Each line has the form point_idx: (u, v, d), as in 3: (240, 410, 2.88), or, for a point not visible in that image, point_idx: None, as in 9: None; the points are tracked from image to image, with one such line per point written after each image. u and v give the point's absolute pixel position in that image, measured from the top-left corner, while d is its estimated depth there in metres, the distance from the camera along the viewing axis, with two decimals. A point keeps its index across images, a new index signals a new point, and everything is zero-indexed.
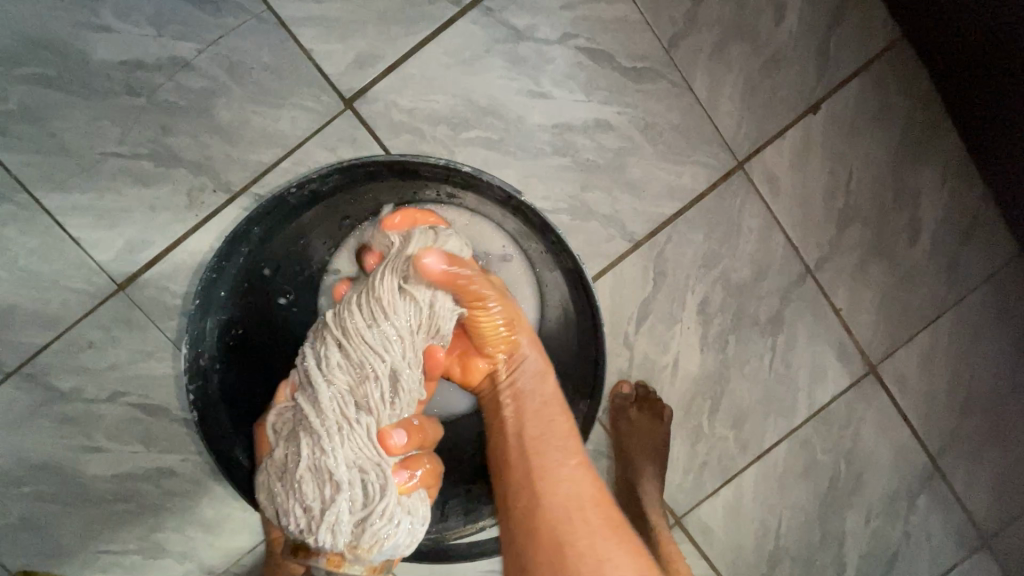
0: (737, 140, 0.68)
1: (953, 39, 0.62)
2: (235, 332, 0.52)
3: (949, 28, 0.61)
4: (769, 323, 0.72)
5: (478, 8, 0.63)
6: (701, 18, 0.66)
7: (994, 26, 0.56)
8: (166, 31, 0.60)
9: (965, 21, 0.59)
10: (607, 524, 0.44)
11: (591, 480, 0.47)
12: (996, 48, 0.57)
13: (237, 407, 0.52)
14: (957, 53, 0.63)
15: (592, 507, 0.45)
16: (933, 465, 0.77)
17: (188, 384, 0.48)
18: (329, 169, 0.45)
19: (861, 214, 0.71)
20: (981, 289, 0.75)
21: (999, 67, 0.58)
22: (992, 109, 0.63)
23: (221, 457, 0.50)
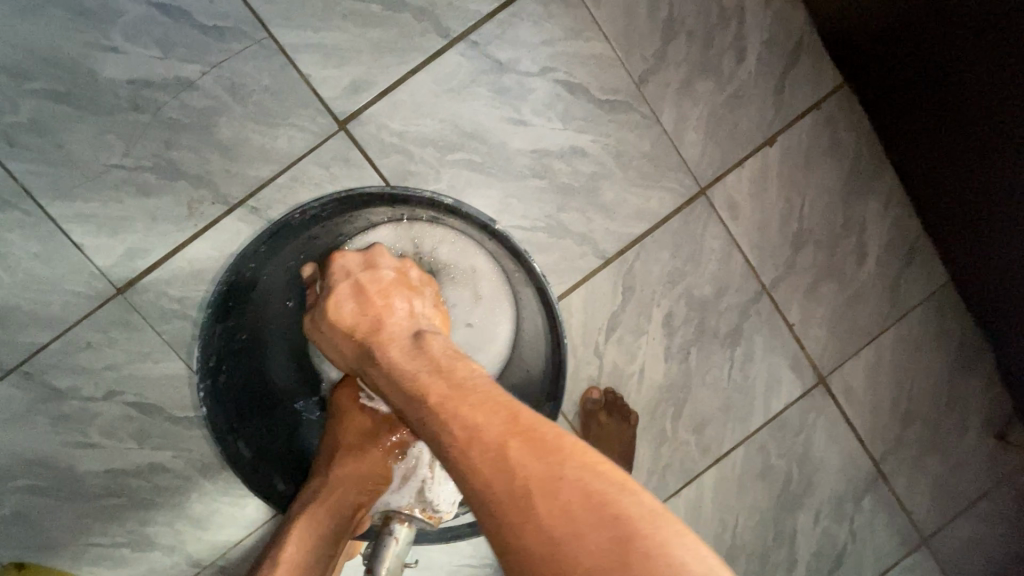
0: (701, 168, 0.74)
1: (903, 78, 0.67)
2: (239, 338, 0.55)
3: (900, 66, 0.67)
4: (728, 335, 0.78)
5: (465, 41, 0.68)
6: (670, 56, 0.72)
7: (950, 60, 0.60)
8: (172, 53, 0.64)
9: (919, 57, 0.63)
10: (550, 486, 0.33)
11: (490, 448, 0.35)
12: (947, 83, 0.62)
13: (239, 404, 0.56)
14: (903, 91, 0.69)
15: (505, 485, 0.34)
16: (877, 469, 0.84)
17: (200, 384, 0.51)
18: (326, 199, 0.50)
19: (813, 239, 0.78)
20: (919, 309, 0.82)
21: (948, 102, 0.63)
22: (933, 144, 0.69)
23: (228, 452, 0.53)
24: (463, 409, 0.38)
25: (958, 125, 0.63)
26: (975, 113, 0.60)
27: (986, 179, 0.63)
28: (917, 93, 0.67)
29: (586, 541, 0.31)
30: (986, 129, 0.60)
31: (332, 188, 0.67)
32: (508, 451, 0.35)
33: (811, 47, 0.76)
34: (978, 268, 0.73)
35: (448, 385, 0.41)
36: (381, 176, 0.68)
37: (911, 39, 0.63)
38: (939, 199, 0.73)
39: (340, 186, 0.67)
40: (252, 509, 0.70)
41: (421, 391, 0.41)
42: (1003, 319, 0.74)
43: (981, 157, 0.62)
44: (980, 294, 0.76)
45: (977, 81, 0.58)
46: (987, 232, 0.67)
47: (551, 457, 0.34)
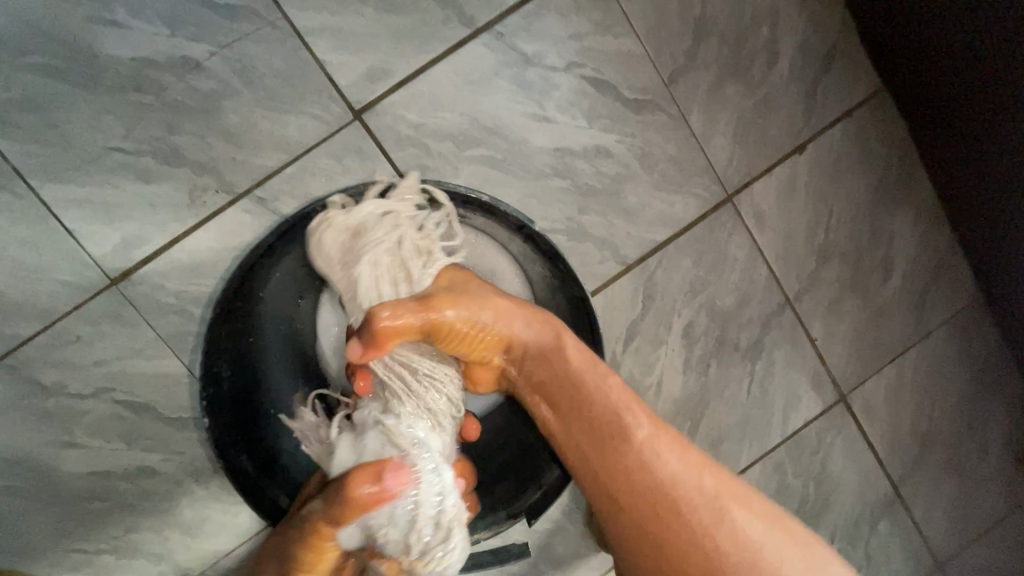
0: (728, 174, 0.71)
1: (944, 85, 0.65)
2: (248, 341, 0.54)
3: (941, 73, 0.64)
4: (749, 349, 0.75)
5: (489, 32, 0.65)
6: (700, 57, 0.69)
7: (992, 70, 0.58)
8: (179, 31, 0.60)
9: (954, 68, 0.62)
10: (680, 476, 0.45)
11: (626, 455, 0.46)
12: (989, 92, 0.59)
13: (243, 412, 0.54)
14: (944, 99, 0.66)
15: (674, 482, 0.44)
16: (895, 491, 0.81)
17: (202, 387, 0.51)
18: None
19: (839, 251, 0.75)
20: (944, 327, 0.79)
21: (984, 110, 0.61)
22: (970, 156, 0.67)
23: (226, 461, 0.52)
24: (639, 420, 0.46)
25: (996, 138, 0.61)
26: (1015, 126, 0.58)
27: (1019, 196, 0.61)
28: (954, 103, 0.65)
29: (721, 512, 0.44)
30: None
31: (343, 180, 0.63)
32: (677, 461, 0.45)
33: (845, 52, 0.73)
34: (1009, 286, 0.71)
35: (610, 394, 0.48)
36: (396, 170, 0.64)
37: (954, 45, 0.61)
38: (974, 213, 0.71)
39: (352, 179, 0.63)
40: (245, 517, 0.66)
41: (593, 406, 0.47)
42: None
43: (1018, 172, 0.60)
44: (1011, 312, 0.74)
45: (1019, 92, 0.56)
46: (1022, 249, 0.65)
47: (710, 471, 0.46)
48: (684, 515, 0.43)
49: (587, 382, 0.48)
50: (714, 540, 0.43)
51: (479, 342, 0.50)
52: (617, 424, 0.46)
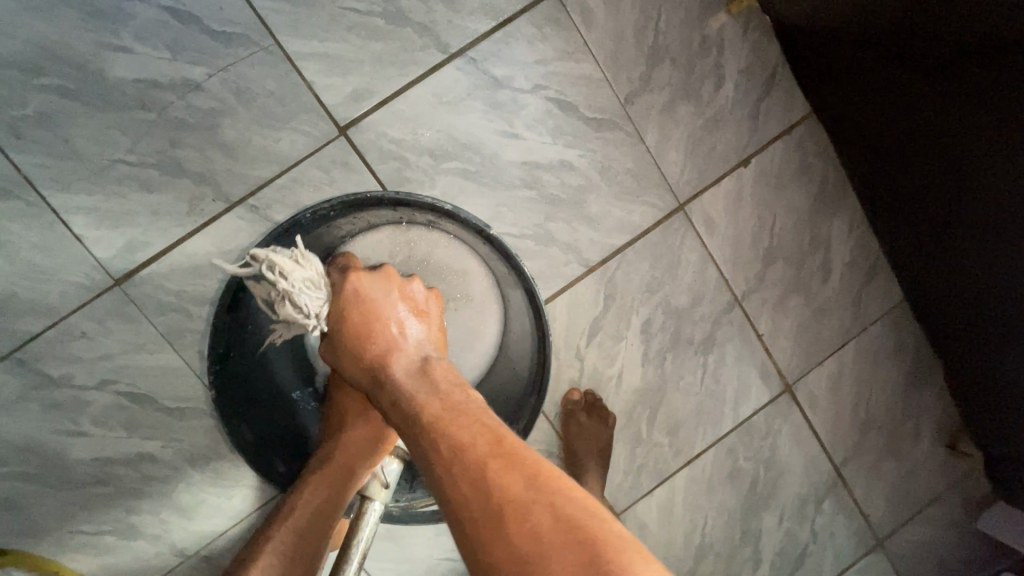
0: (680, 185, 0.79)
1: (885, 111, 0.70)
2: (247, 328, 0.59)
3: (882, 100, 0.69)
4: (702, 343, 0.82)
5: (463, 57, 0.72)
6: (654, 80, 0.77)
7: (926, 86, 0.63)
8: (180, 55, 0.66)
9: (874, 92, 0.70)
10: (459, 449, 0.41)
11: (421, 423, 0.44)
12: (930, 118, 0.64)
13: (252, 388, 0.60)
14: (884, 124, 0.71)
15: (477, 488, 0.38)
16: (837, 474, 0.89)
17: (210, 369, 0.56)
18: (338, 202, 0.55)
19: (782, 254, 0.83)
20: (878, 323, 0.88)
21: (903, 127, 0.68)
22: (910, 176, 0.72)
23: (233, 436, 0.58)
24: (455, 426, 0.42)
25: (939, 159, 0.66)
26: (956, 148, 0.63)
27: (943, 201, 0.68)
28: (876, 124, 0.73)
29: (533, 524, 0.36)
30: (966, 164, 0.63)
31: (331, 190, 0.70)
32: (501, 463, 0.39)
33: (783, 76, 0.81)
34: (944, 294, 0.78)
35: (442, 400, 0.46)
36: (378, 181, 0.71)
37: (897, 73, 0.65)
38: (915, 228, 0.76)
39: (338, 189, 0.70)
40: (239, 500, 0.72)
41: (419, 410, 0.46)
42: (964, 342, 0.79)
43: (961, 190, 0.65)
44: (943, 318, 0.81)
45: (958, 118, 0.61)
46: (960, 261, 0.71)
47: (515, 475, 0.39)
48: (492, 524, 0.37)
49: (419, 392, 0.47)
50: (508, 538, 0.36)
51: (344, 352, 0.54)
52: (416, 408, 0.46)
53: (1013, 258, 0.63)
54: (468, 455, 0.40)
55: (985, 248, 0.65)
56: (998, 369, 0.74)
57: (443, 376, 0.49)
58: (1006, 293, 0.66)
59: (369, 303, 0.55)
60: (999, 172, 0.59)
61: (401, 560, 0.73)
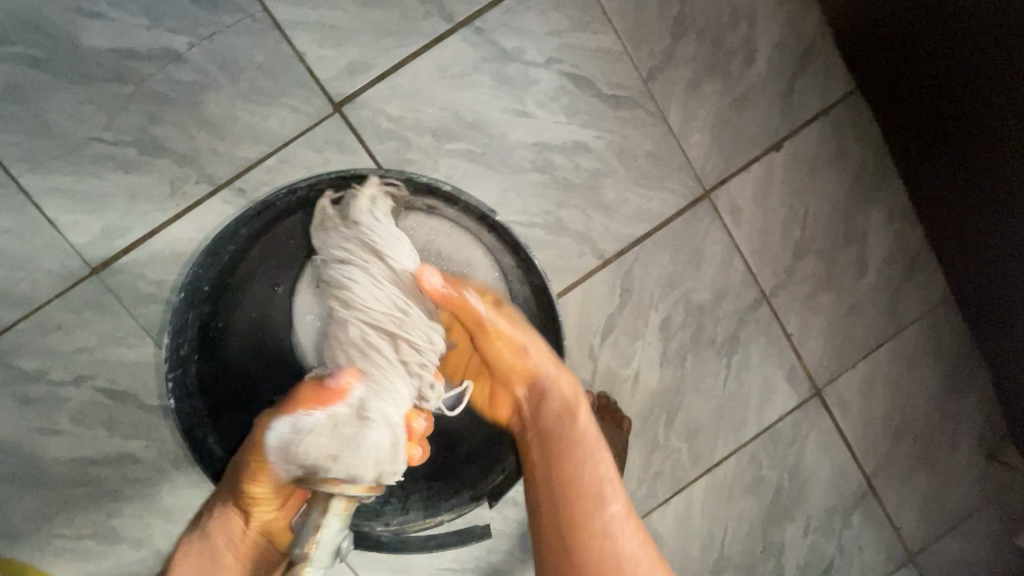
0: (705, 170, 0.73)
1: (927, 76, 0.64)
2: (214, 327, 0.55)
3: (926, 72, 0.63)
4: (726, 343, 0.76)
5: (469, 27, 0.66)
6: (678, 54, 0.70)
7: (992, 59, 0.55)
8: (159, 22, 0.61)
9: (929, 67, 0.63)
10: (606, 472, 0.50)
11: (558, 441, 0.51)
12: (978, 80, 0.58)
13: (223, 395, 0.56)
14: (926, 91, 0.65)
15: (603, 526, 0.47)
16: (868, 484, 0.83)
17: (168, 373, 0.53)
18: (315, 181, 0.51)
19: (814, 247, 0.77)
20: (916, 323, 0.81)
21: (959, 106, 0.61)
22: (951, 150, 0.66)
23: (196, 445, 0.54)
24: (599, 461, 0.50)
25: (984, 129, 0.60)
26: (1004, 114, 0.57)
27: (997, 190, 0.61)
28: (929, 102, 0.65)
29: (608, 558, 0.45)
30: (1013, 132, 0.57)
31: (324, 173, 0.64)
32: (608, 500, 0.48)
33: (821, 51, 0.74)
34: (987, 283, 0.71)
35: (576, 428, 0.52)
36: (376, 163, 0.65)
37: (942, 41, 0.60)
38: (957, 210, 0.70)
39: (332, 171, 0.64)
40: None
41: (558, 430, 0.52)
42: (1009, 336, 0.72)
43: (1007, 163, 0.59)
44: (986, 310, 0.74)
45: (1008, 78, 0.55)
46: (1001, 246, 0.65)
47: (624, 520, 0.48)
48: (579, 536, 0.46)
49: (555, 421, 0.53)
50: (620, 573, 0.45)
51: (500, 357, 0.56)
52: (563, 426, 0.52)
53: None
54: (586, 481, 0.49)
55: None
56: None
57: (584, 408, 0.54)
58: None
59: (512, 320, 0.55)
60: None
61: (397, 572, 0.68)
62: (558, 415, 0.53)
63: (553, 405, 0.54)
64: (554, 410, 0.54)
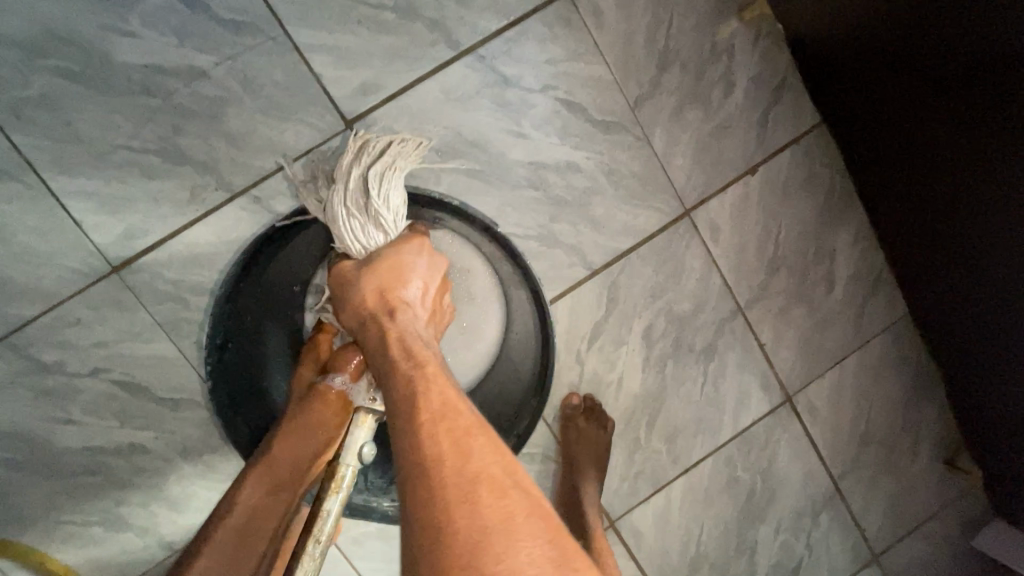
0: (686, 191, 0.79)
1: (896, 119, 0.69)
2: (246, 321, 0.60)
3: (877, 106, 0.71)
4: (704, 351, 0.82)
5: (473, 54, 0.71)
6: (664, 84, 0.77)
7: (930, 98, 0.63)
8: (187, 42, 0.66)
9: (880, 103, 0.70)
10: (460, 417, 0.43)
11: (408, 393, 0.44)
12: (940, 123, 0.63)
13: (247, 385, 0.61)
14: (879, 123, 0.72)
15: (472, 477, 0.39)
16: (835, 487, 0.88)
17: (205, 360, 0.58)
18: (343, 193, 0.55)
19: (786, 264, 0.83)
20: (880, 336, 0.87)
21: (907, 137, 0.68)
22: (917, 186, 0.71)
23: (227, 426, 0.59)
24: (438, 398, 0.44)
25: (949, 167, 0.65)
26: (968, 153, 0.62)
27: (944, 209, 0.68)
28: (881, 133, 0.73)
29: (474, 514, 0.37)
30: (976, 170, 0.62)
31: None
32: (450, 400, 0.44)
33: (793, 85, 0.81)
34: (952, 310, 0.76)
35: (417, 366, 0.47)
36: None
37: (887, 81, 0.67)
38: (924, 241, 0.75)
39: None
40: None
41: (405, 375, 0.46)
42: (971, 360, 0.77)
43: (970, 198, 0.64)
44: (949, 335, 0.79)
45: (968, 121, 0.60)
46: (969, 276, 0.69)
47: (492, 469, 0.40)
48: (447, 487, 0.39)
49: (399, 357, 0.48)
50: (507, 554, 0.36)
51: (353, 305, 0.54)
52: (412, 381, 0.45)
53: (1010, 266, 0.63)
54: (422, 399, 0.44)
55: (982, 255, 0.66)
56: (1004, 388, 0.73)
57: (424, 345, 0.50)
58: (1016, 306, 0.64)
59: (387, 268, 0.54)
60: (997, 185, 0.60)
61: (393, 561, 0.72)
62: (410, 367, 0.47)
63: (405, 351, 0.48)
64: (410, 352, 0.48)
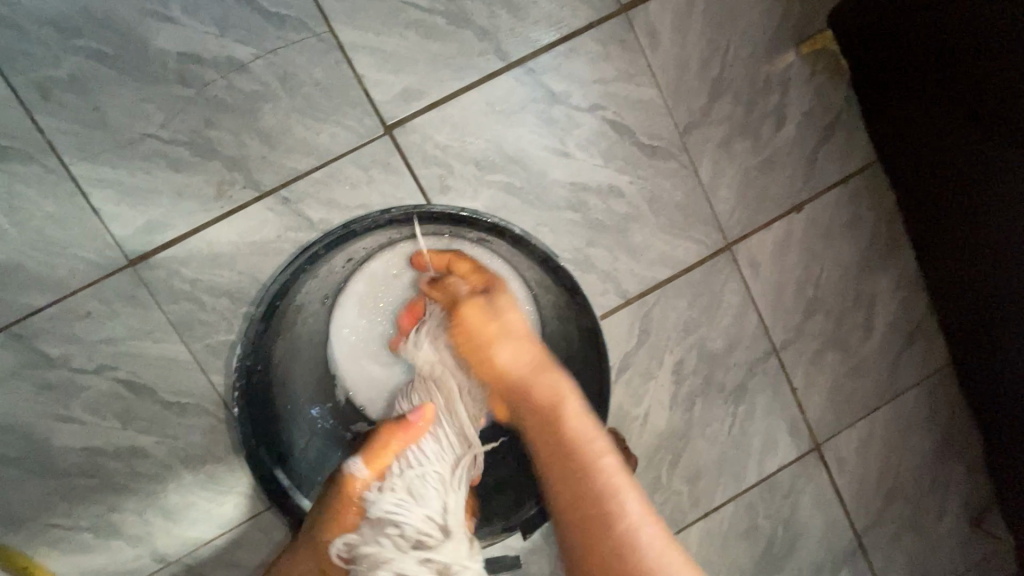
0: (728, 225, 0.76)
1: (935, 148, 0.68)
2: (275, 338, 0.55)
3: (931, 147, 0.69)
4: (733, 391, 0.78)
5: (521, 67, 0.69)
6: (714, 113, 0.74)
7: (988, 147, 0.61)
8: (227, 33, 0.63)
9: (934, 144, 0.68)
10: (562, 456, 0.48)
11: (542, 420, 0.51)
12: (985, 162, 0.62)
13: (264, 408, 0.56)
14: (929, 164, 0.70)
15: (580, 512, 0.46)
16: (858, 542, 0.84)
17: (235, 381, 0.52)
18: (404, 211, 0.51)
19: (825, 306, 0.80)
20: (915, 388, 0.84)
21: (957, 182, 0.67)
22: (963, 233, 0.69)
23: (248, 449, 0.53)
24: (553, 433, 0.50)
25: (989, 204, 0.63)
26: (1010, 187, 0.60)
27: (988, 260, 0.66)
28: (931, 174, 0.71)
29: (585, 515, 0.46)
30: (1017, 212, 0.60)
31: (368, 191, 0.66)
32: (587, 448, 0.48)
33: (846, 124, 0.78)
34: (987, 351, 0.73)
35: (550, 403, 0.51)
36: (419, 187, 0.67)
37: (945, 123, 0.65)
38: (961, 278, 0.73)
39: (376, 190, 0.66)
40: (229, 509, 0.67)
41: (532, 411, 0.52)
42: (1008, 406, 0.74)
43: (1016, 254, 0.62)
44: (982, 380, 0.76)
45: (1006, 145, 0.59)
46: (1007, 318, 0.67)
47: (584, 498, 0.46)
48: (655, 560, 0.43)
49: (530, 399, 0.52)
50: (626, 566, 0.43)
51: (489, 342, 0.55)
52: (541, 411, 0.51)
53: None
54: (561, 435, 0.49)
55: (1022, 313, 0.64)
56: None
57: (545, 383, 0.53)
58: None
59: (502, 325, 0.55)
60: None
61: None
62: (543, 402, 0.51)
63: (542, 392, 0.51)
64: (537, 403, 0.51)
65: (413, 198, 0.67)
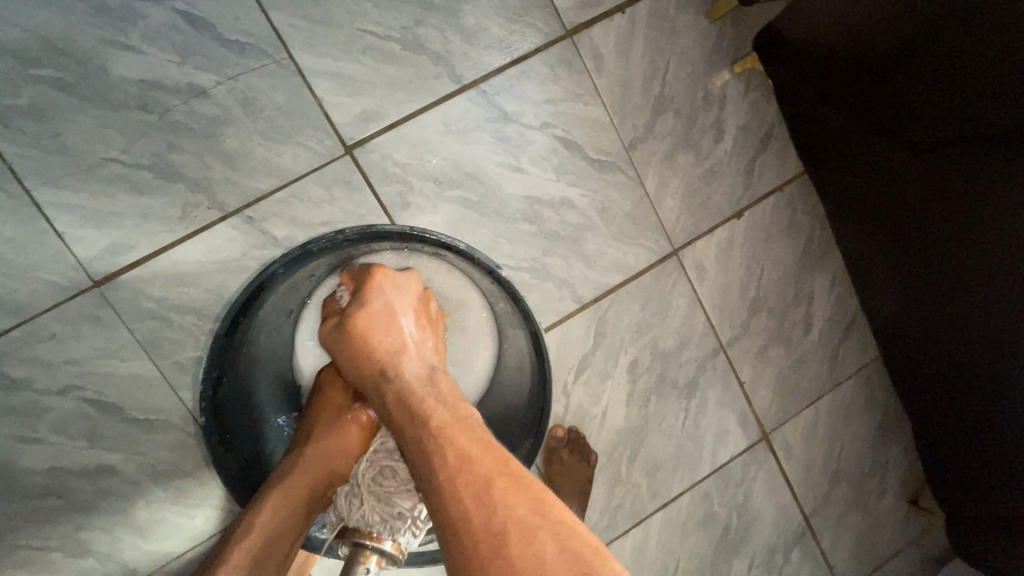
0: (675, 232, 0.81)
1: (867, 148, 0.72)
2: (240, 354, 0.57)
3: (859, 154, 0.74)
4: (685, 388, 0.84)
5: (474, 89, 0.73)
6: (657, 128, 0.79)
7: (912, 157, 0.66)
8: (189, 60, 0.65)
9: (861, 152, 0.73)
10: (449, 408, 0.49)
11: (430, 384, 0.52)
12: (909, 171, 0.67)
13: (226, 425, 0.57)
14: (856, 170, 0.75)
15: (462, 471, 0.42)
16: (807, 524, 0.90)
17: (200, 401, 0.53)
18: (355, 232, 0.54)
19: (766, 305, 0.86)
20: (852, 378, 0.91)
21: (884, 188, 0.72)
22: (890, 231, 0.75)
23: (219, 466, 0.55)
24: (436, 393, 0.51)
25: (914, 208, 0.69)
26: (932, 194, 0.66)
27: (913, 259, 0.72)
28: (857, 179, 0.76)
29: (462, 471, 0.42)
30: (939, 217, 0.66)
31: (330, 209, 0.69)
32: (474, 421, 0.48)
33: (778, 137, 0.85)
34: (932, 339, 0.76)
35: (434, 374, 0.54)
36: (380, 203, 0.70)
37: (873, 134, 0.70)
38: (907, 270, 0.74)
39: (338, 208, 0.69)
40: (201, 522, 0.68)
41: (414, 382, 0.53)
42: (951, 392, 0.77)
43: (940, 254, 0.68)
44: (927, 369, 0.79)
45: (928, 152, 0.64)
46: (933, 310, 0.73)
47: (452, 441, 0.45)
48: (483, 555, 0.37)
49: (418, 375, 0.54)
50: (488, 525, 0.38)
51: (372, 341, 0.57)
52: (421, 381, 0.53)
53: (973, 322, 0.68)
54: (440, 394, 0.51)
55: (946, 307, 0.70)
56: (986, 420, 0.72)
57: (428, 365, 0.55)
58: (1017, 326, 0.63)
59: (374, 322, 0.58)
60: (965, 249, 0.64)
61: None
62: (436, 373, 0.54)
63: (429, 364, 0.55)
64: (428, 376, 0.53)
65: (375, 214, 0.70)
